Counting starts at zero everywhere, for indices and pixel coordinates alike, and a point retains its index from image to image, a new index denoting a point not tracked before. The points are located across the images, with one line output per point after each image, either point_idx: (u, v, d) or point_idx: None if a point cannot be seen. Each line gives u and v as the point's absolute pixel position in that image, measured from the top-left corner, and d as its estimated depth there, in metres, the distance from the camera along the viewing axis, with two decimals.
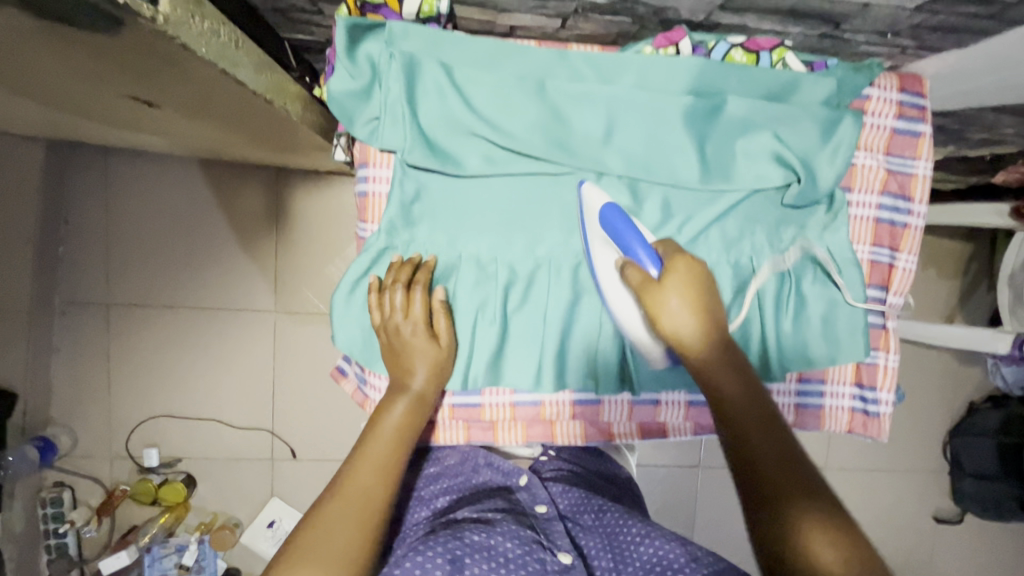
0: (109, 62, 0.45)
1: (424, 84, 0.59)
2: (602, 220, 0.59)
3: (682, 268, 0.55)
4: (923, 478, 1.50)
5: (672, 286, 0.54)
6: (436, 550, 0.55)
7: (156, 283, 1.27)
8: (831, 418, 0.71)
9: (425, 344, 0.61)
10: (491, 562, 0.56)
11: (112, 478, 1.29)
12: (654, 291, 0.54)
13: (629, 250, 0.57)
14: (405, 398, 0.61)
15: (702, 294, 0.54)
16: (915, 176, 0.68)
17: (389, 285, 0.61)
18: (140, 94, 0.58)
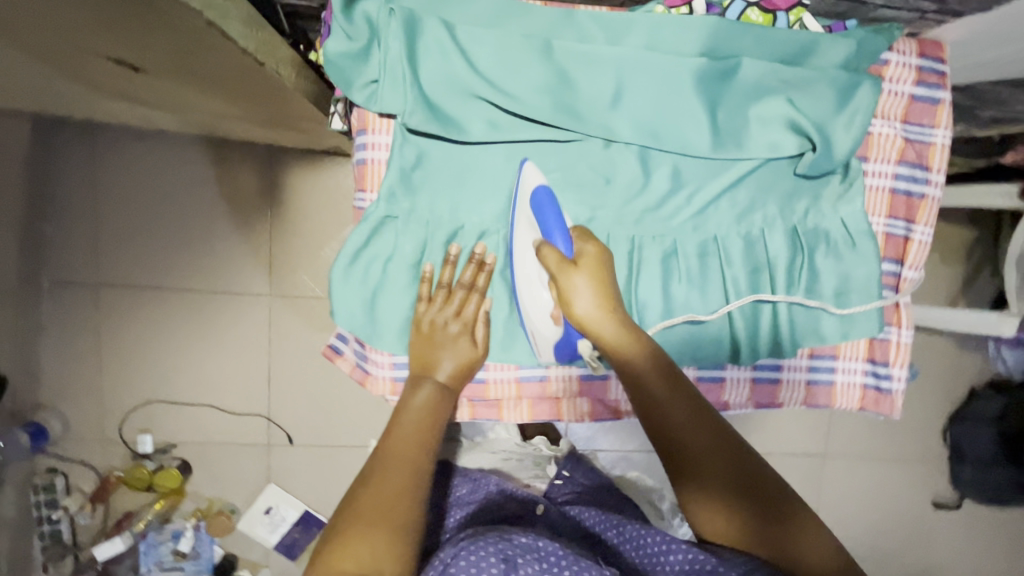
0: (87, 13, 0.42)
1: (426, 42, 0.56)
2: (533, 202, 0.58)
3: (592, 255, 0.57)
4: (924, 464, 1.50)
5: (583, 269, 0.56)
6: (487, 550, 0.48)
7: (146, 264, 1.25)
8: (842, 395, 0.70)
9: (464, 347, 0.61)
10: (544, 563, 0.48)
11: (105, 464, 1.27)
12: (567, 275, 0.56)
13: (548, 234, 0.58)
14: (430, 388, 0.59)
15: (609, 283, 0.57)
16: (934, 145, 0.67)
17: (446, 285, 0.61)
18: (123, 56, 0.54)
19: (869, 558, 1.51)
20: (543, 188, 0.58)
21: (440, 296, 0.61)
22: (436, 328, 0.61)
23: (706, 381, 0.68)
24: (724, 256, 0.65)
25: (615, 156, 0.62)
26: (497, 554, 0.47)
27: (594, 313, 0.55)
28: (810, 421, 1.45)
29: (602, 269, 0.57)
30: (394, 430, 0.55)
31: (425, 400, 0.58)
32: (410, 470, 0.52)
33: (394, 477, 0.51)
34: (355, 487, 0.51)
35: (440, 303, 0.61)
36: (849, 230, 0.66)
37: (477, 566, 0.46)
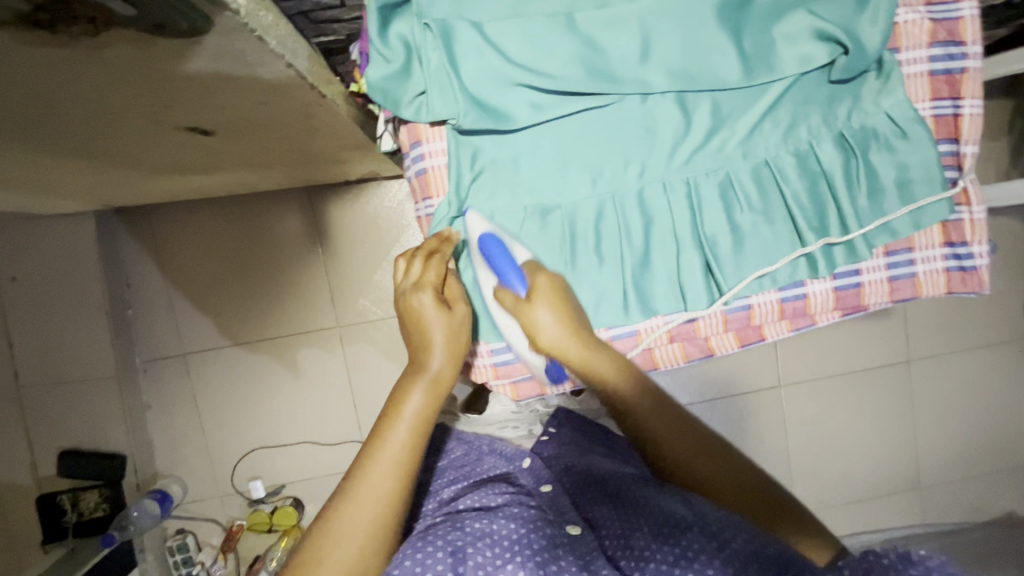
0: (180, 81, 0.47)
1: (462, 43, 0.58)
2: (483, 246, 0.62)
3: (545, 284, 0.61)
4: (1012, 348, 1.46)
5: (540, 301, 0.60)
6: (435, 546, 0.55)
7: (222, 325, 1.33)
8: (927, 284, 0.70)
9: (442, 316, 0.60)
10: (495, 549, 0.55)
11: (226, 515, 1.36)
12: (527, 312, 0.60)
13: (503, 276, 0.62)
14: (422, 379, 0.59)
15: (566, 304, 0.62)
16: (963, 19, 0.66)
17: (415, 255, 0.63)
18: (197, 121, 0.60)
19: (975, 453, 1.48)
20: (489, 234, 0.62)
21: (412, 268, 0.62)
22: (412, 307, 0.60)
23: (790, 302, 0.69)
24: (779, 175, 0.67)
25: (655, 108, 0.65)
26: (444, 550, 0.54)
27: (557, 334, 0.60)
28: (884, 330, 1.44)
29: (555, 293, 0.62)
30: (377, 451, 0.55)
31: (417, 402, 0.57)
32: (391, 501, 0.54)
33: (360, 512, 0.52)
34: (335, 495, 0.54)
35: (417, 269, 0.62)
36: (897, 121, 0.67)
37: (425, 563, 0.53)
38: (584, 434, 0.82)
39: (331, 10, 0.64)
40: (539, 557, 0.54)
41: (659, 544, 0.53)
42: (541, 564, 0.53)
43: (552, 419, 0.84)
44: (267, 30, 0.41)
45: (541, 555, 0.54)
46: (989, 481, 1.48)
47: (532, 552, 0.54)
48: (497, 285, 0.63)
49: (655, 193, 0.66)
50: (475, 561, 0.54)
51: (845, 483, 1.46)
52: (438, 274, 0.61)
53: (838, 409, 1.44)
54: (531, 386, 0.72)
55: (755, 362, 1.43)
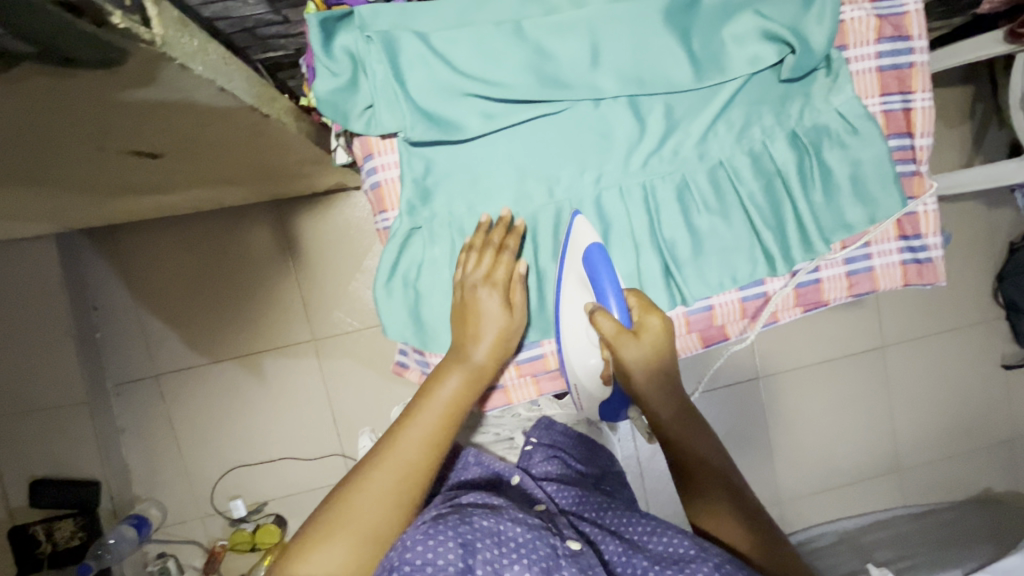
0: (112, 111, 0.46)
1: (407, 56, 0.58)
2: (586, 259, 0.61)
3: (653, 326, 0.61)
4: (982, 329, 1.50)
5: (643, 340, 0.61)
6: (446, 534, 0.51)
7: (195, 344, 1.30)
8: (884, 277, 0.71)
9: (501, 313, 0.61)
10: (501, 549, 0.52)
11: (208, 536, 1.34)
12: (624, 342, 0.60)
13: (602, 296, 0.61)
14: (458, 368, 0.60)
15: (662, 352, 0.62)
16: (908, 13, 0.67)
17: (481, 246, 0.62)
18: (140, 145, 0.58)
19: (951, 435, 1.51)
20: (596, 245, 0.61)
21: (472, 258, 0.62)
22: (469, 294, 0.61)
23: (750, 299, 0.70)
24: (734, 176, 0.67)
25: (609, 113, 0.64)
26: (455, 541, 0.51)
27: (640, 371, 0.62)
28: (858, 318, 1.46)
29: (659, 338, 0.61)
30: (407, 427, 0.58)
31: (451, 389, 0.59)
32: (412, 479, 0.55)
33: (382, 484, 0.54)
34: (363, 462, 0.57)
35: (476, 262, 0.62)
36: (847, 118, 0.67)
37: (434, 551, 0.50)
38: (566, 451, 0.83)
39: (276, 25, 0.63)
40: (542, 564, 0.52)
41: (661, 568, 0.54)
42: (546, 569, 0.52)
43: (535, 430, 0.87)
44: (191, 56, 0.40)
45: (546, 561, 0.53)
46: (966, 460, 1.51)
47: (540, 555, 0.53)
48: (591, 303, 0.62)
49: (613, 198, 0.66)
50: (483, 558, 0.51)
51: (827, 470, 1.48)
52: (507, 270, 0.61)
53: (817, 397, 1.46)
54: (499, 398, 0.71)
55: (734, 355, 1.44)
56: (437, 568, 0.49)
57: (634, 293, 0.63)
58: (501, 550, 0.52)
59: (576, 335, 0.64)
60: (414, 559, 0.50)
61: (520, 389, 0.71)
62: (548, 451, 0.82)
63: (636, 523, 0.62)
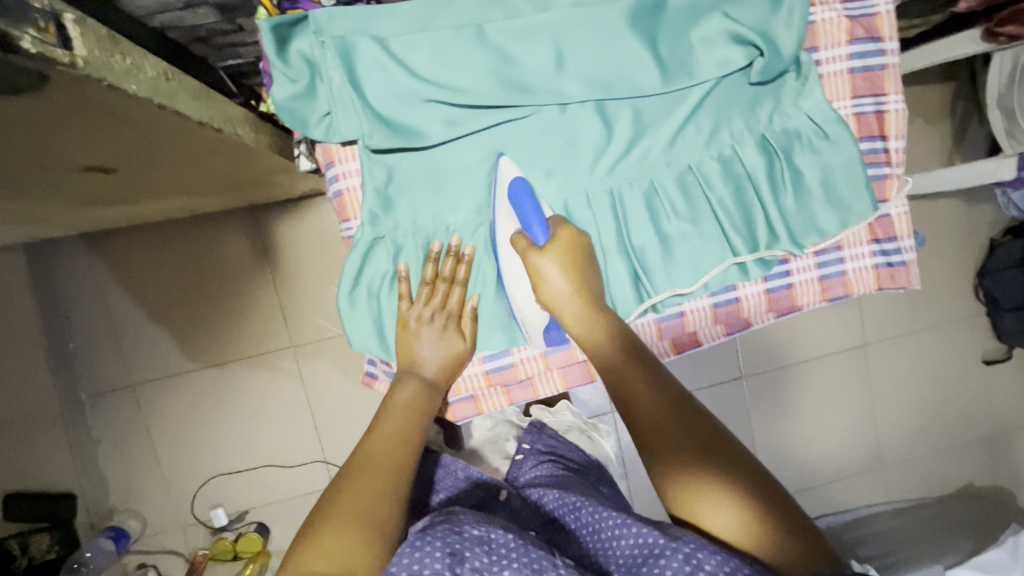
0: (62, 143, 0.45)
1: (364, 62, 0.56)
2: (511, 193, 0.60)
3: (565, 239, 0.60)
4: (962, 325, 1.51)
5: (552, 254, 0.59)
6: (434, 545, 0.49)
7: (171, 353, 1.29)
8: (857, 281, 0.71)
9: (452, 338, 0.64)
10: (491, 555, 0.49)
11: (188, 546, 1.32)
12: (534, 259, 0.59)
13: (526, 222, 0.60)
14: (415, 381, 0.62)
15: (580, 270, 0.60)
16: (879, 15, 0.66)
17: (433, 280, 0.63)
18: (100, 166, 0.58)
19: (933, 430, 1.52)
20: (519, 179, 0.60)
21: (423, 293, 0.63)
22: (420, 324, 0.63)
23: (723, 306, 0.69)
24: (703, 181, 0.66)
25: (575, 118, 0.63)
26: (442, 548, 0.48)
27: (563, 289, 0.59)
28: (840, 316, 1.46)
29: (572, 249, 0.60)
30: (374, 433, 0.58)
31: (410, 395, 0.61)
32: (388, 467, 0.55)
33: (364, 479, 0.54)
34: (336, 479, 0.56)
35: (428, 295, 0.63)
36: (818, 122, 0.66)
37: (420, 560, 0.47)
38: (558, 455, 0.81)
39: (231, 34, 0.61)
40: (535, 564, 0.48)
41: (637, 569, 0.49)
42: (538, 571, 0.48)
43: (528, 435, 0.85)
44: (121, 77, 0.39)
45: (539, 562, 0.49)
46: (949, 456, 1.52)
47: (533, 557, 0.49)
48: (516, 231, 0.61)
49: (580, 206, 0.65)
50: (472, 566, 0.48)
51: (812, 468, 1.48)
52: (457, 301, 0.64)
53: (800, 396, 1.46)
54: (469, 407, 0.70)
55: (717, 356, 1.44)
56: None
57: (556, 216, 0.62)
58: (491, 557, 0.49)
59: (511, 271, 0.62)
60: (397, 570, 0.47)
61: (490, 399, 0.70)
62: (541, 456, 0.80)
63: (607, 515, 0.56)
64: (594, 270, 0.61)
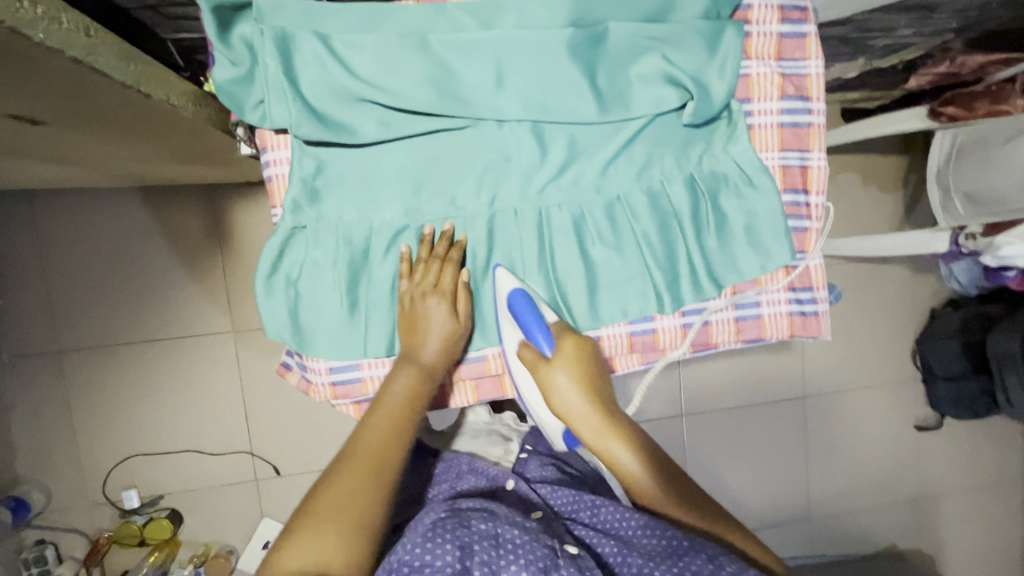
0: None
1: (302, 53, 0.57)
2: (512, 304, 0.63)
3: (569, 347, 0.63)
4: (899, 389, 1.55)
5: (560, 365, 0.63)
6: (445, 539, 0.57)
7: (104, 323, 1.25)
8: (772, 326, 0.72)
9: (446, 319, 0.64)
10: (498, 549, 0.57)
11: (94, 526, 1.27)
12: (546, 372, 0.63)
13: (528, 330, 0.63)
14: (412, 369, 0.63)
15: (589, 371, 0.64)
16: (809, 76, 0.69)
17: (424, 258, 0.63)
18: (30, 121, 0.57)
19: (863, 488, 1.55)
20: (517, 291, 0.63)
21: (418, 269, 0.63)
22: (417, 305, 0.63)
23: (639, 335, 0.70)
24: (630, 212, 0.68)
25: (511, 135, 0.64)
26: (454, 543, 0.56)
27: (574, 400, 0.63)
28: (782, 366, 1.49)
29: (580, 360, 0.63)
30: (368, 428, 0.61)
31: (403, 387, 0.62)
32: (376, 463, 0.58)
33: (350, 478, 0.57)
34: (330, 468, 0.59)
35: (421, 274, 0.63)
36: (744, 169, 0.69)
37: (431, 553, 0.55)
38: (559, 462, 0.86)
39: (181, 7, 0.61)
40: (540, 563, 0.55)
41: (655, 564, 0.57)
42: (543, 568, 0.55)
43: (529, 436, 0.91)
44: (27, 24, 0.39)
45: (544, 561, 0.56)
46: (875, 517, 1.55)
47: (538, 556, 0.56)
48: (522, 339, 0.65)
49: (508, 220, 0.67)
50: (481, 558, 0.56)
51: (740, 514, 1.49)
52: (451, 278, 0.64)
53: (736, 440, 1.48)
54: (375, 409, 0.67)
55: (660, 390, 1.45)
56: (435, 568, 0.54)
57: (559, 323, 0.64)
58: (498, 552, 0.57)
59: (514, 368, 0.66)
60: (414, 558, 0.55)
61: None
62: (543, 459, 0.86)
63: (629, 517, 0.64)
64: (599, 366, 0.65)
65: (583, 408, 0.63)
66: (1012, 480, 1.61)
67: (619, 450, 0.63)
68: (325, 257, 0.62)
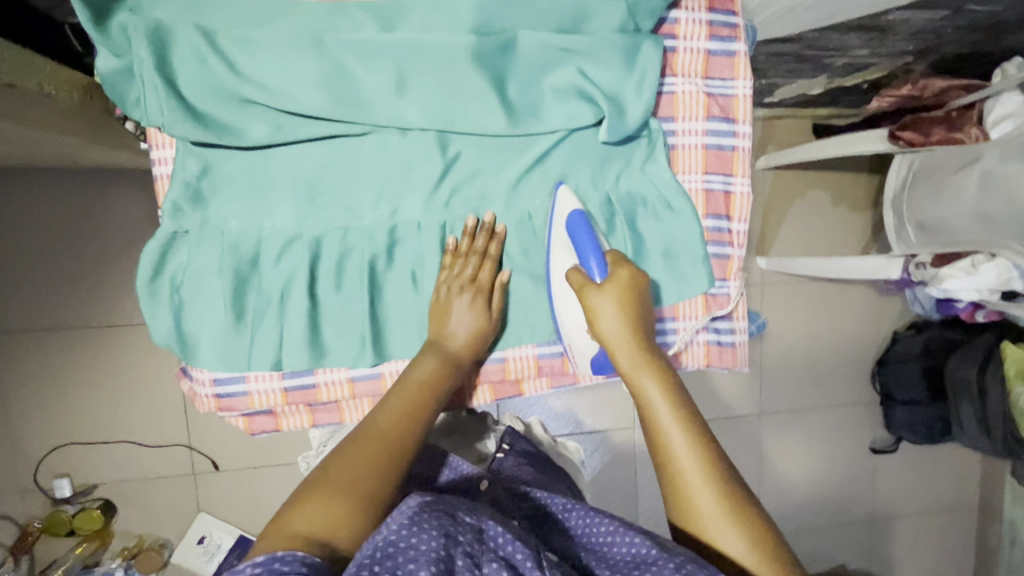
0: None
1: (181, 50, 0.54)
2: (569, 225, 0.62)
3: (624, 277, 0.60)
4: (858, 411, 1.53)
5: (610, 291, 0.60)
6: (431, 527, 0.43)
7: (38, 308, 1.22)
8: (687, 354, 0.71)
9: (480, 312, 0.63)
10: (486, 546, 0.44)
11: (25, 514, 1.25)
12: (592, 296, 0.60)
13: (584, 256, 0.62)
14: (437, 358, 0.61)
15: (636, 306, 0.60)
16: (736, 97, 0.66)
17: (464, 250, 0.63)
18: None
19: (817, 509, 1.53)
20: (577, 212, 0.62)
21: (453, 260, 0.63)
22: (449, 295, 0.63)
23: (546, 357, 0.68)
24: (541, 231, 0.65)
25: (414, 144, 0.61)
26: (438, 530, 0.43)
27: (617, 331, 0.59)
28: (738, 383, 1.47)
29: (629, 292, 0.60)
30: (388, 404, 0.57)
31: (427, 371, 0.60)
32: (392, 439, 0.53)
33: (364, 450, 0.52)
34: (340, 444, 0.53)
35: (457, 265, 0.63)
36: (662, 192, 0.66)
37: (415, 539, 0.42)
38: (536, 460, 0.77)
39: None
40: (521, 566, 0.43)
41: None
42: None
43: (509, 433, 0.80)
44: None
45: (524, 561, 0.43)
46: (827, 539, 1.53)
47: (519, 556, 0.43)
48: (573, 266, 0.62)
49: (410, 233, 0.64)
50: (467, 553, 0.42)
51: None
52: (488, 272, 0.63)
53: None
54: (267, 421, 0.66)
55: None
56: (414, 560, 0.41)
57: (612, 251, 0.63)
58: (482, 547, 0.43)
59: (566, 308, 0.63)
60: (395, 541, 0.42)
61: (291, 417, 0.66)
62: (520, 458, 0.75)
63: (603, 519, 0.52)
64: (647, 310, 0.61)
65: (624, 337, 0.59)
66: (967, 507, 1.60)
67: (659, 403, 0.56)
68: (210, 264, 0.60)
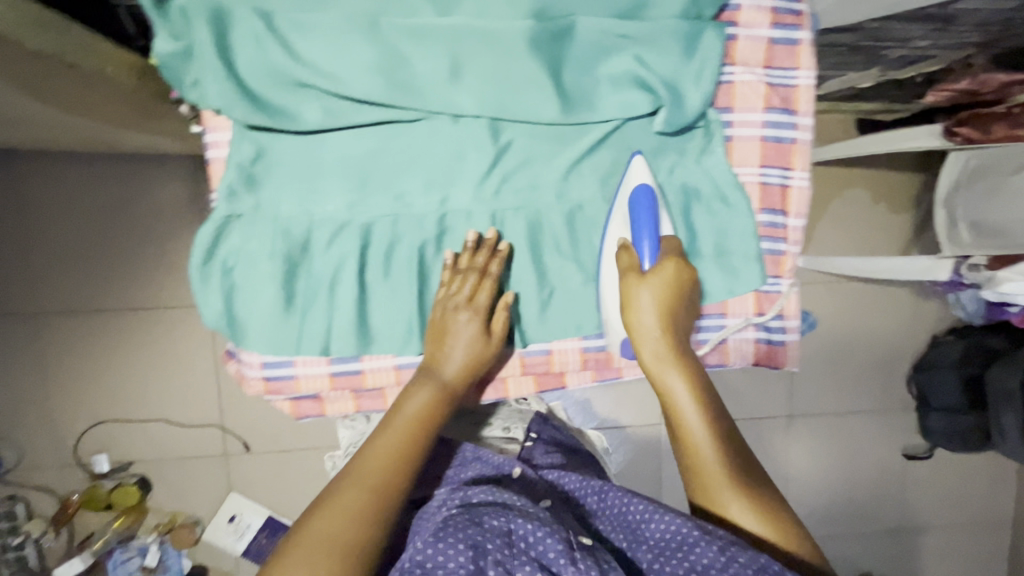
0: None
1: (240, 32, 0.54)
2: (631, 200, 0.60)
3: (671, 269, 0.58)
4: (892, 416, 1.49)
5: (651, 282, 0.58)
6: (457, 537, 0.45)
7: (80, 288, 1.25)
8: (735, 351, 0.69)
9: (477, 338, 0.61)
10: (513, 549, 0.46)
11: (65, 487, 1.29)
12: (634, 286, 0.58)
13: (638, 235, 0.60)
14: (429, 387, 0.58)
15: (676, 296, 0.58)
16: (798, 87, 0.64)
17: (463, 269, 0.61)
18: None
19: (844, 513, 1.50)
20: (643, 187, 0.60)
21: (453, 280, 0.61)
22: (448, 317, 0.61)
23: (591, 351, 0.67)
24: (591, 222, 0.64)
25: (465, 132, 0.60)
26: (465, 542, 0.45)
27: (652, 323, 0.57)
28: (770, 383, 1.44)
29: (674, 281, 0.58)
30: (382, 434, 0.55)
31: (420, 401, 0.57)
32: (385, 479, 0.52)
33: (357, 489, 0.50)
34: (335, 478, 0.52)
35: (454, 285, 0.61)
36: (717, 184, 0.64)
37: (443, 554, 0.45)
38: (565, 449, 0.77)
39: None
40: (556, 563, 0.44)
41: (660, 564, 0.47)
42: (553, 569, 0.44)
43: (535, 422, 0.80)
44: None
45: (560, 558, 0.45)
46: (853, 544, 1.51)
47: (550, 554, 0.45)
48: (626, 238, 0.61)
49: (459, 221, 0.63)
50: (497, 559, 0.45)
51: None
52: (486, 294, 0.61)
53: None
54: (312, 406, 0.67)
55: None
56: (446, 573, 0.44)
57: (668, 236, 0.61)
58: (512, 551, 0.45)
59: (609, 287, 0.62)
60: (424, 560, 0.45)
61: (335, 402, 0.67)
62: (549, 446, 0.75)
63: (635, 500, 0.52)
64: (688, 302, 0.59)
65: (656, 334, 0.57)
66: (1002, 518, 1.56)
67: (681, 393, 0.56)
68: (262, 249, 0.59)
